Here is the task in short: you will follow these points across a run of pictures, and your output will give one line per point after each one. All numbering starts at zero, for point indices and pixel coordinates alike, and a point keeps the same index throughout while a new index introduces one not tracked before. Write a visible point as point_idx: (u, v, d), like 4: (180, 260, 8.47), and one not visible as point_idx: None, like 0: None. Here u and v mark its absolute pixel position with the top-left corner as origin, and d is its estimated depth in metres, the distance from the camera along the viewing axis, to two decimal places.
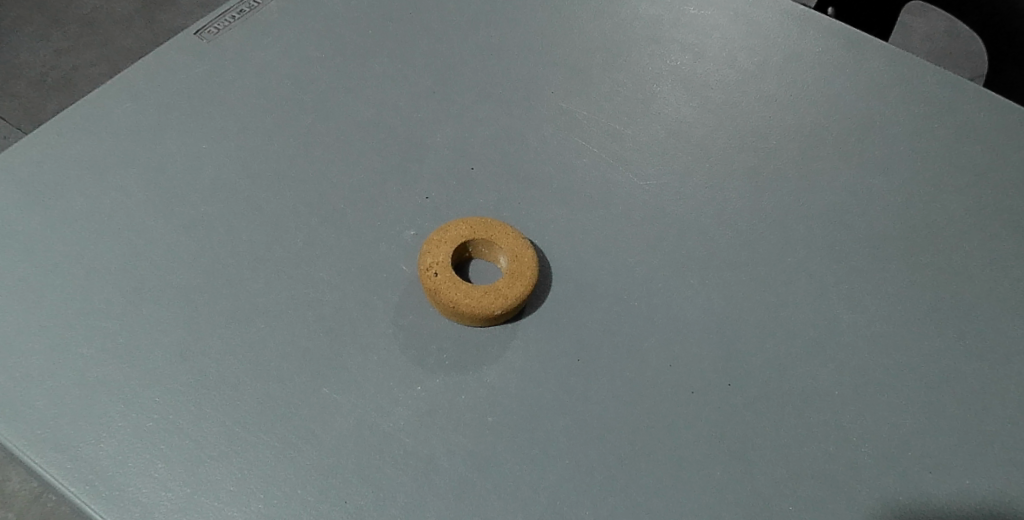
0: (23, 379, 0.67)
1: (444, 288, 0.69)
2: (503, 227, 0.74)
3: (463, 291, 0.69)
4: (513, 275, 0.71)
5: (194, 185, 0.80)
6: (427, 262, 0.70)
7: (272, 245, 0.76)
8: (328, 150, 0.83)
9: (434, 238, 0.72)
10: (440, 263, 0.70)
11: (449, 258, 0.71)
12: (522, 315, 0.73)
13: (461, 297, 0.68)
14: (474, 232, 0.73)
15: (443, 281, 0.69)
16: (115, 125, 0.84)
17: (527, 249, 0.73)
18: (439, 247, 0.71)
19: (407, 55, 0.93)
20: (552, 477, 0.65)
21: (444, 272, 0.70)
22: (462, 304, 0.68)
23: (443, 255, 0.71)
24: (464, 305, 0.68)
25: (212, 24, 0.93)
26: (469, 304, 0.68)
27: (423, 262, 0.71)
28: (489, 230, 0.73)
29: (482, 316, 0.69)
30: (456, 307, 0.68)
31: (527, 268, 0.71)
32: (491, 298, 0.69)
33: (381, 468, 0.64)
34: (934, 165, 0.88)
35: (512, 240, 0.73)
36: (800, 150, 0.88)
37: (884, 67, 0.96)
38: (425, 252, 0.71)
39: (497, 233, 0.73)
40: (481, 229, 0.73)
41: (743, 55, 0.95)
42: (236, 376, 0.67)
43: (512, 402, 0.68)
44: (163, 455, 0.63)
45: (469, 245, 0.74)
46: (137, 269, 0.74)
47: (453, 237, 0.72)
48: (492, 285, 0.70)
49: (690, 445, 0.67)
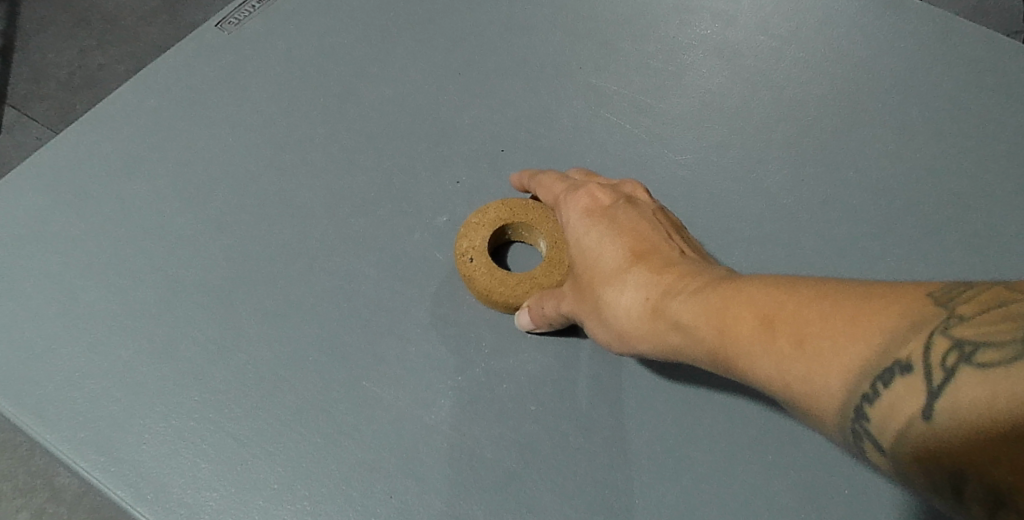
0: (66, 382, 0.68)
1: (480, 272, 0.68)
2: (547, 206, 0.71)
3: (500, 277, 0.67)
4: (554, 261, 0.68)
5: (223, 179, 0.79)
6: (463, 246, 0.69)
7: (303, 237, 0.75)
8: (354, 138, 0.82)
9: (473, 220, 0.70)
10: (476, 249, 0.69)
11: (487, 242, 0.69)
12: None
13: (498, 282, 0.67)
14: (514, 215, 0.70)
15: (480, 265, 0.68)
16: (142, 122, 0.83)
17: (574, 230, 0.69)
18: (476, 230, 0.70)
19: (429, 36, 0.90)
20: (598, 466, 0.63)
21: (480, 258, 0.68)
22: (496, 292, 0.67)
23: (481, 238, 0.69)
24: (501, 290, 0.67)
25: (232, 14, 0.91)
26: (508, 292, 0.67)
27: (459, 246, 0.70)
28: (528, 212, 0.71)
29: (516, 305, 0.68)
30: (490, 294, 0.67)
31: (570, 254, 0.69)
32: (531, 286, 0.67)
33: (425, 461, 0.63)
34: (989, 127, 0.83)
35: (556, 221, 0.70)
36: (844, 117, 0.84)
37: (928, 26, 0.90)
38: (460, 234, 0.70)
39: (539, 215, 0.70)
40: (521, 213, 0.70)
41: (778, 19, 0.91)
42: (273, 373, 0.67)
43: (554, 390, 0.66)
44: (205, 455, 0.64)
45: (509, 227, 0.72)
46: (170, 267, 0.73)
47: (492, 220, 0.70)
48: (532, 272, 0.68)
49: (741, 429, 0.65)
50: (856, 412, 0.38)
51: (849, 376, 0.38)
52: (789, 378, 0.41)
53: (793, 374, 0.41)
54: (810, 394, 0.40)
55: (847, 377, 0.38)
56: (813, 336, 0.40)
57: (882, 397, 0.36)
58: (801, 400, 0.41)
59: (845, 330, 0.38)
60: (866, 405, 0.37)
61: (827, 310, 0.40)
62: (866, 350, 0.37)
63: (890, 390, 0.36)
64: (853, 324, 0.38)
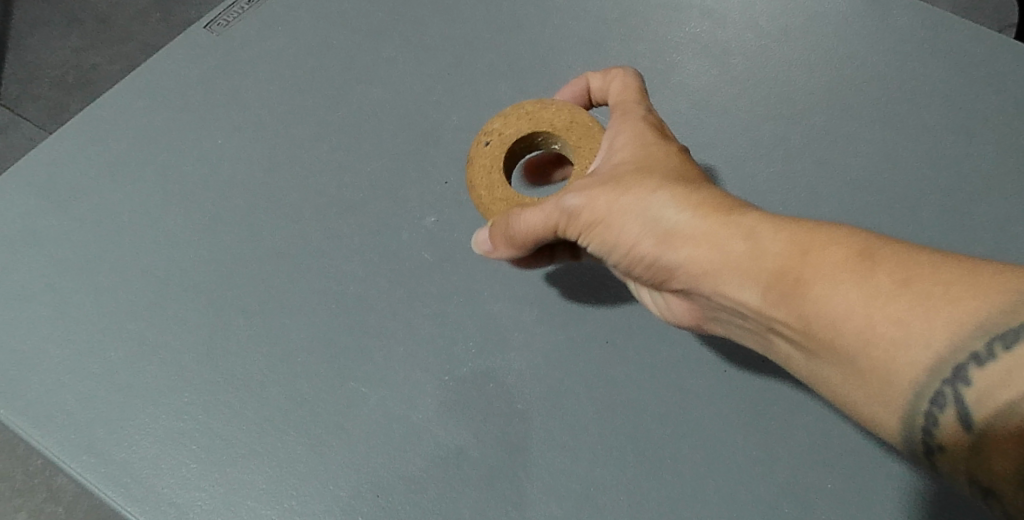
0: (56, 385, 0.68)
1: (486, 160, 0.66)
2: (600, 150, 0.63)
3: (500, 181, 0.66)
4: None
5: (213, 181, 0.79)
6: (492, 127, 0.66)
7: (292, 239, 0.75)
8: (343, 139, 0.82)
9: (522, 112, 0.66)
10: (500, 136, 0.66)
11: (519, 137, 0.65)
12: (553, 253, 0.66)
13: (492, 183, 0.66)
14: (564, 134, 0.65)
15: (491, 153, 0.66)
16: (132, 125, 0.84)
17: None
18: (522, 119, 0.66)
19: (417, 36, 0.90)
20: (583, 464, 0.64)
21: (495, 145, 0.66)
22: (478, 188, 0.66)
23: (517, 130, 0.65)
24: (489, 191, 0.66)
25: (221, 16, 0.92)
26: (494, 200, 0.65)
27: (490, 124, 0.67)
28: (582, 133, 0.64)
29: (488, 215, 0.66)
30: (473, 183, 0.67)
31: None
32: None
33: (412, 460, 0.64)
34: (975, 125, 0.83)
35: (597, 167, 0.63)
36: (831, 115, 0.84)
37: (916, 23, 0.91)
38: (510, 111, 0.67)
39: (584, 152, 0.64)
40: (575, 131, 0.65)
41: (766, 17, 0.91)
42: (263, 373, 0.68)
43: (540, 389, 0.67)
44: (195, 456, 0.64)
45: (558, 140, 0.66)
46: (161, 270, 0.74)
47: (540, 126, 0.65)
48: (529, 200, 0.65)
49: (724, 426, 0.66)
50: (954, 368, 0.39)
51: (961, 329, 0.38)
52: (887, 314, 0.40)
53: (892, 311, 0.40)
54: (904, 339, 0.40)
55: (955, 329, 0.39)
56: (927, 280, 0.40)
57: (996, 360, 0.38)
58: (891, 339, 0.40)
59: (963, 282, 0.39)
60: (975, 365, 0.38)
61: (941, 263, 0.41)
62: (981, 306, 0.38)
63: (1007, 355, 0.37)
64: (982, 281, 0.39)
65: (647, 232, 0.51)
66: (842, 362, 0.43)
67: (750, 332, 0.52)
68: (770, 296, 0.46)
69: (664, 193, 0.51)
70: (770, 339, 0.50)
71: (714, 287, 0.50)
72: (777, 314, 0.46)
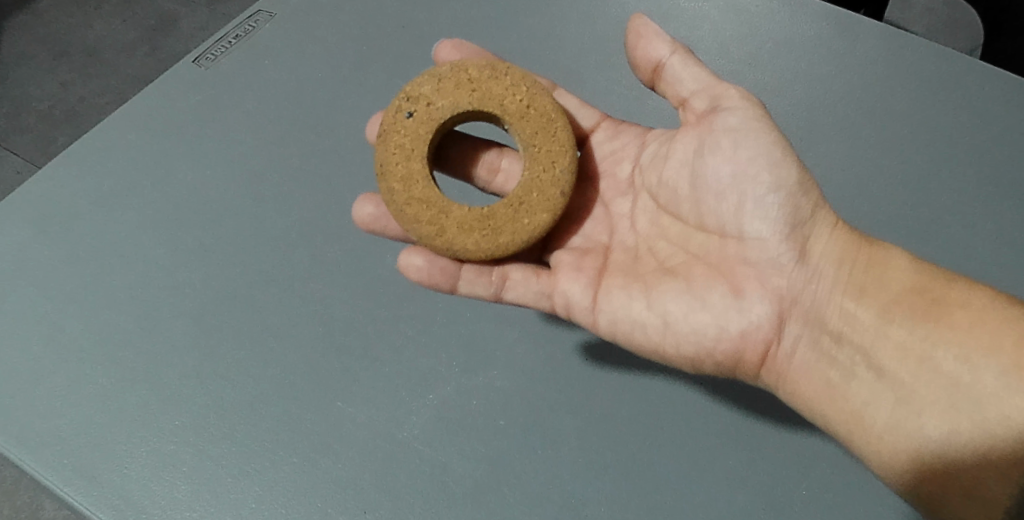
0: (47, 410, 0.69)
1: (407, 143, 0.63)
2: (558, 161, 0.64)
3: (419, 174, 0.63)
4: (487, 220, 0.63)
5: (200, 209, 0.81)
6: (423, 90, 0.64)
7: (278, 265, 0.77)
8: (327, 167, 0.84)
9: (464, 78, 0.64)
10: (433, 108, 0.63)
11: (449, 112, 0.63)
12: (461, 262, 0.64)
13: (409, 176, 0.62)
14: (519, 122, 0.64)
15: (415, 131, 0.63)
16: (122, 156, 0.86)
17: (544, 205, 0.63)
18: (461, 89, 0.63)
19: (398, 67, 0.93)
20: (564, 476, 0.66)
21: (425, 118, 0.63)
22: (389, 169, 0.63)
23: (452, 101, 0.63)
24: (403, 186, 0.62)
25: (209, 51, 0.94)
26: (408, 199, 0.62)
27: (420, 87, 0.64)
28: (537, 126, 0.64)
29: (394, 208, 0.63)
30: (383, 167, 0.63)
31: (510, 225, 0.63)
32: (432, 219, 0.62)
33: (397, 477, 0.65)
34: (939, 141, 0.85)
35: (551, 180, 0.63)
36: (801, 132, 0.86)
37: (882, 44, 0.93)
38: (447, 75, 0.64)
39: (541, 157, 0.64)
40: (525, 123, 0.64)
41: (736, 43, 0.94)
42: (251, 396, 0.69)
43: (522, 405, 0.69)
44: (185, 477, 0.65)
45: (505, 121, 0.65)
46: (150, 296, 0.76)
47: (487, 102, 0.64)
48: (451, 206, 0.63)
49: (701, 436, 0.68)
50: None
51: None
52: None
53: None
54: None
55: None
56: None
57: None
58: None
59: None
60: None
61: None
62: None
63: None
64: None
65: (794, 207, 0.57)
66: (951, 372, 0.52)
67: (827, 358, 0.58)
68: (893, 308, 0.56)
69: (826, 203, 0.59)
70: (853, 364, 0.57)
71: (836, 289, 0.58)
72: (897, 325, 0.55)
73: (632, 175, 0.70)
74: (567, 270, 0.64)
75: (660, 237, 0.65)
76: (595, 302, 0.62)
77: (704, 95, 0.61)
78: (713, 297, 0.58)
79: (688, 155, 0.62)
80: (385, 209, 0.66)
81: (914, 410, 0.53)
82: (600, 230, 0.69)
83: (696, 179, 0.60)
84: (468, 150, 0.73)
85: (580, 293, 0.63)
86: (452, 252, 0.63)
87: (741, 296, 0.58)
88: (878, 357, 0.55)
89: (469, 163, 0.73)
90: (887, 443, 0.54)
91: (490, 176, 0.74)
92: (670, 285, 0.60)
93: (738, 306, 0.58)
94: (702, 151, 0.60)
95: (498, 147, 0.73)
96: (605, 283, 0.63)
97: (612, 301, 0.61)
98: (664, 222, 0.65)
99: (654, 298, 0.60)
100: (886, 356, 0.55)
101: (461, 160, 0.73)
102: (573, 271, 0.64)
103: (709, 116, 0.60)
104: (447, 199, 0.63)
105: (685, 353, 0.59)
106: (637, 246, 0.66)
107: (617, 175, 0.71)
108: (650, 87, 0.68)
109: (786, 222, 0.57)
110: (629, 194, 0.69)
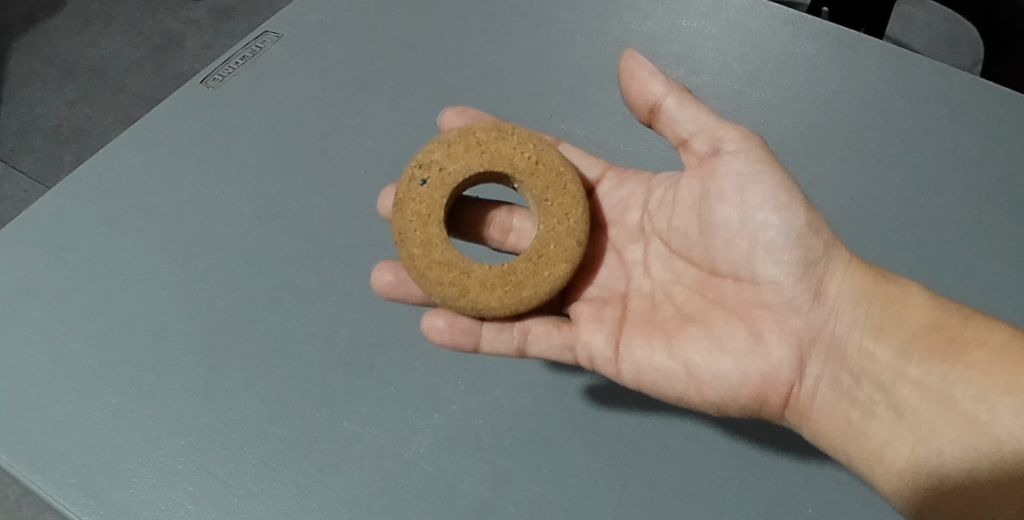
0: (53, 430, 0.69)
1: (423, 208, 0.64)
2: (571, 212, 0.65)
3: (437, 238, 0.63)
4: (509, 276, 0.63)
5: (207, 228, 0.82)
6: (434, 157, 0.65)
7: (284, 284, 0.77)
8: (332, 186, 0.85)
9: (473, 142, 0.65)
10: (445, 173, 0.64)
11: (461, 174, 0.65)
12: (484, 320, 0.64)
13: (428, 240, 0.63)
14: (529, 179, 0.65)
15: (429, 196, 0.64)
16: (130, 176, 0.87)
17: (562, 256, 0.64)
18: (471, 152, 0.65)
19: (403, 88, 0.94)
20: (570, 495, 0.66)
21: (439, 184, 0.64)
22: (408, 236, 0.63)
23: (464, 164, 0.65)
24: (423, 250, 0.63)
25: (216, 71, 0.96)
26: (429, 262, 0.63)
27: (430, 155, 0.65)
28: (549, 180, 0.65)
29: (417, 275, 0.63)
30: (402, 234, 0.64)
31: (531, 279, 0.63)
32: (454, 280, 0.63)
33: (404, 497, 0.65)
34: (937, 161, 0.87)
35: (566, 231, 0.64)
36: (803, 151, 0.87)
37: (881, 64, 0.94)
38: (456, 139, 0.66)
39: (554, 210, 0.65)
40: (537, 179, 0.65)
41: (737, 63, 0.95)
42: (257, 416, 0.69)
43: (528, 425, 0.69)
44: (192, 497, 0.66)
45: (516, 179, 0.66)
46: (157, 316, 0.76)
47: (498, 161, 0.65)
48: (472, 265, 0.63)
49: (706, 455, 0.68)
50: None
51: None
52: None
53: None
54: None
55: None
56: None
57: None
58: None
59: None
60: None
61: None
62: None
63: None
64: None
65: (806, 248, 0.58)
66: (971, 412, 0.54)
67: (848, 397, 0.59)
68: (911, 346, 0.58)
69: (838, 239, 0.60)
70: (873, 402, 0.58)
71: (854, 328, 0.59)
72: (914, 364, 0.57)
73: (641, 221, 0.71)
74: (588, 322, 0.65)
75: (675, 281, 0.66)
76: (616, 352, 0.63)
77: (704, 137, 0.62)
78: (733, 342, 0.59)
79: (695, 200, 0.63)
80: (403, 276, 0.67)
81: (934, 447, 0.55)
82: (616, 278, 0.69)
83: (707, 224, 0.61)
84: (478, 213, 0.74)
85: (602, 344, 0.63)
86: (476, 310, 0.63)
87: (760, 340, 0.59)
88: (898, 395, 0.57)
89: (479, 224, 0.74)
90: (912, 483, 0.55)
91: (502, 236, 0.74)
92: (690, 332, 0.61)
93: (758, 350, 0.59)
94: (709, 199, 0.61)
95: (508, 206, 0.74)
96: (625, 333, 0.63)
97: (633, 350, 0.62)
98: (678, 266, 0.66)
99: (675, 347, 0.61)
100: (907, 396, 0.57)
101: (473, 223, 0.74)
102: (595, 322, 0.65)
103: (712, 160, 0.61)
104: (468, 261, 0.64)
105: (709, 400, 0.60)
106: (653, 293, 0.67)
107: (627, 221, 0.72)
108: (649, 127, 0.68)
109: (800, 265, 0.58)
110: (640, 240, 0.70)
